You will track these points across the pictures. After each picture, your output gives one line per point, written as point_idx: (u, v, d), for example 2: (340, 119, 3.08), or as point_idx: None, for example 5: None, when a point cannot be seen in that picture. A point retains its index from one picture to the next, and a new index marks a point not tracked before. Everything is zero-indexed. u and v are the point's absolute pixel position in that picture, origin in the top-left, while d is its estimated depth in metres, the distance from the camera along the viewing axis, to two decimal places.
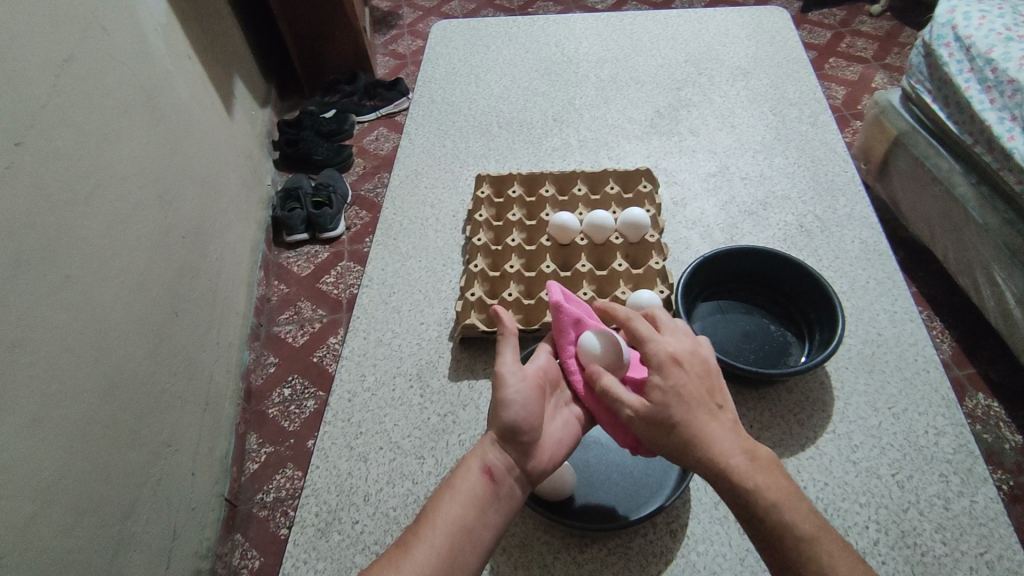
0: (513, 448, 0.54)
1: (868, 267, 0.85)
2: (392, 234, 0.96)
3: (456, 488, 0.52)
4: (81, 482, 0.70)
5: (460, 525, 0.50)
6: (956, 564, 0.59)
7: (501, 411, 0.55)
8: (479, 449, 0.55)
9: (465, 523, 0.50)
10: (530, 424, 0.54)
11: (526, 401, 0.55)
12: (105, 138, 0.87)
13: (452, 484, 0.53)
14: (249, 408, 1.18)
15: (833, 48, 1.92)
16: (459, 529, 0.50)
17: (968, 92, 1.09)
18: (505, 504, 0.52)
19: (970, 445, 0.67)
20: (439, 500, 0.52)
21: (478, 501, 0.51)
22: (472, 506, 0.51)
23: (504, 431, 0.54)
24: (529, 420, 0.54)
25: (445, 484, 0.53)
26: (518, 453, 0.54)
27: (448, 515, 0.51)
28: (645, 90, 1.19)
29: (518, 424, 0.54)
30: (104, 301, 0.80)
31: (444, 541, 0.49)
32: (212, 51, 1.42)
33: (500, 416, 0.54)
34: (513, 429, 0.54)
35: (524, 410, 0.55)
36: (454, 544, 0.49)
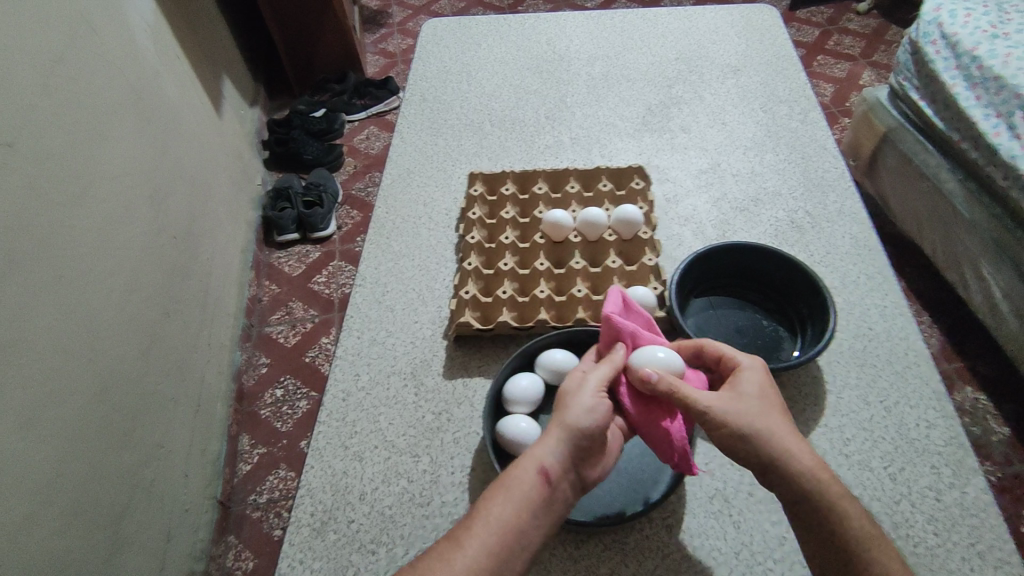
0: (576, 454, 0.51)
1: (859, 262, 0.85)
2: (384, 232, 0.96)
3: (510, 487, 0.48)
4: (74, 484, 0.70)
5: (510, 531, 0.46)
6: (949, 555, 0.60)
7: (574, 414, 0.51)
8: (538, 447, 0.50)
9: (515, 526, 0.47)
10: (598, 432, 0.51)
11: (598, 408, 0.52)
12: (93, 137, 0.86)
13: (506, 480, 0.49)
14: (242, 409, 1.17)
15: (822, 46, 1.93)
16: (508, 532, 0.46)
17: (955, 89, 1.10)
18: (556, 512, 0.49)
19: (960, 437, 0.68)
20: (489, 498, 0.48)
21: (532, 505, 0.48)
22: (526, 508, 0.47)
23: (571, 433, 0.51)
24: (598, 428, 0.51)
25: (498, 481, 0.49)
26: (576, 459, 0.51)
27: (498, 517, 0.47)
28: (636, 87, 1.20)
29: (588, 429, 0.51)
30: (95, 302, 0.79)
31: (491, 542, 0.46)
32: (201, 50, 1.40)
33: (571, 417, 0.51)
34: (583, 433, 0.50)
35: (593, 415, 0.51)
36: (504, 546, 0.46)
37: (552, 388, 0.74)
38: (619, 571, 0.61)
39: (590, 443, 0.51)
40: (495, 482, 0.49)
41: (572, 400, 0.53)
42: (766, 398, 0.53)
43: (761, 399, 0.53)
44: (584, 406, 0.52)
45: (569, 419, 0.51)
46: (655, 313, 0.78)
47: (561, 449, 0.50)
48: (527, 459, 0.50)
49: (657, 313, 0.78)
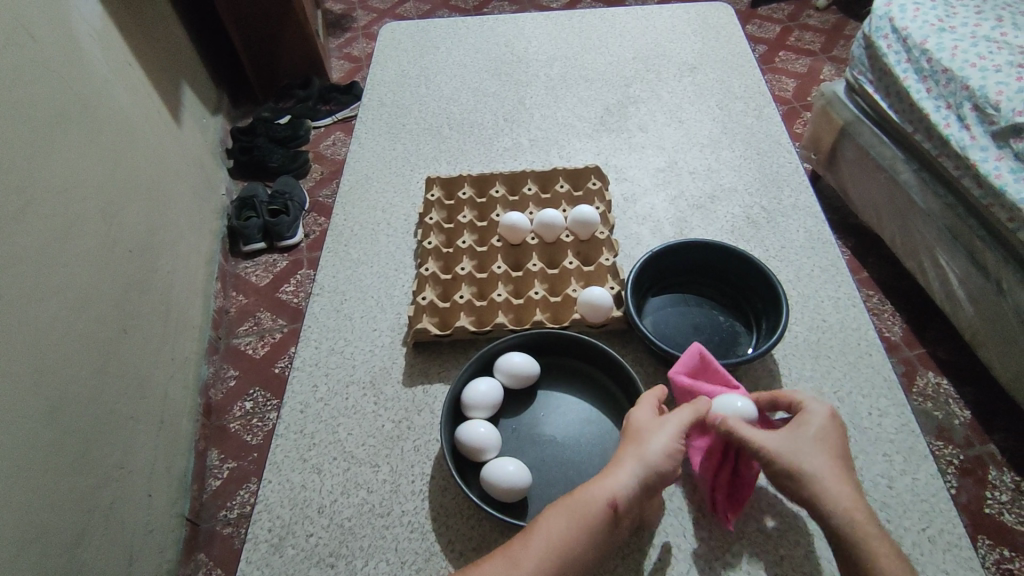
0: (645, 490, 0.55)
1: (813, 255, 0.87)
2: (342, 240, 0.95)
3: (581, 510, 0.53)
4: (24, 511, 0.68)
5: (570, 551, 0.52)
6: (901, 541, 0.61)
7: (650, 451, 0.56)
8: (612, 477, 0.55)
9: (573, 545, 0.52)
10: (666, 472, 0.55)
11: (671, 451, 0.56)
12: (36, 152, 0.84)
13: (577, 500, 0.54)
14: (209, 424, 1.15)
15: (782, 42, 1.96)
16: (567, 551, 0.52)
17: (906, 82, 1.12)
18: (611, 539, 0.54)
19: (911, 425, 0.69)
20: (560, 517, 0.54)
21: (597, 532, 0.53)
22: (586, 532, 0.53)
23: (643, 471, 0.55)
24: (666, 469, 0.56)
25: (570, 501, 0.54)
26: (645, 495, 0.55)
27: (561, 535, 0.52)
28: (595, 87, 1.20)
29: (658, 469, 0.55)
30: (43, 321, 0.77)
31: (552, 558, 0.52)
32: (156, 59, 1.38)
33: (648, 454, 0.56)
34: (654, 471, 0.55)
35: (669, 457, 0.56)
36: (561, 565, 0.52)
37: (512, 393, 0.74)
38: None
39: (658, 482, 0.56)
40: (567, 500, 0.55)
41: (650, 436, 0.57)
42: (827, 440, 0.56)
43: (818, 440, 0.55)
44: (660, 446, 0.56)
45: (646, 455, 0.56)
46: (612, 312, 0.78)
47: (633, 483, 0.55)
48: (601, 486, 0.54)
49: (614, 312, 0.78)
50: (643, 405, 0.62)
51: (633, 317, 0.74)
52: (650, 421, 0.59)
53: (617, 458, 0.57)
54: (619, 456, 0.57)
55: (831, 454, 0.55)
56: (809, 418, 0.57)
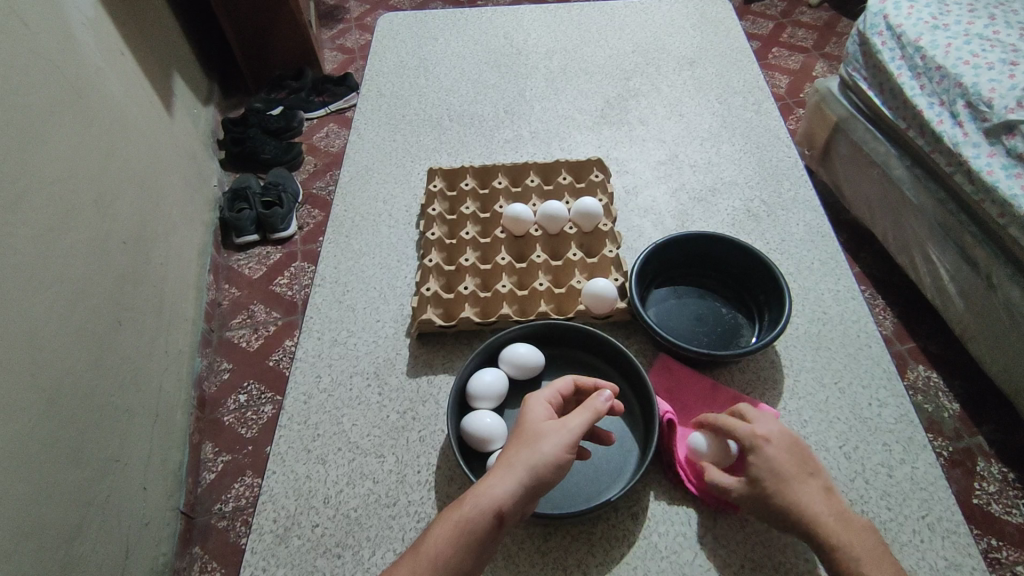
0: (528, 496, 0.53)
1: (812, 248, 0.88)
2: (344, 231, 0.94)
3: (460, 525, 0.51)
4: (19, 503, 0.67)
5: (449, 566, 0.50)
6: (901, 528, 0.62)
7: (532, 458, 0.53)
8: (493, 482, 0.52)
9: (454, 560, 0.50)
10: (549, 479, 0.53)
11: (557, 457, 0.53)
12: (29, 141, 0.82)
13: (458, 512, 0.51)
14: (203, 417, 1.14)
15: (776, 39, 1.97)
16: (448, 566, 0.50)
17: (900, 79, 1.14)
18: (491, 549, 0.51)
19: (910, 415, 0.70)
20: (442, 531, 0.51)
21: (475, 544, 0.50)
22: (465, 544, 0.50)
23: (525, 475, 0.52)
24: (550, 475, 0.53)
25: (451, 514, 0.52)
26: (528, 501, 0.53)
27: (441, 552, 0.50)
28: (594, 80, 1.20)
29: (540, 475, 0.53)
30: (37, 314, 0.76)
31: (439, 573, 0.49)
32: (147, 46, 1.35)
33: (532, 460, 0.53)
34: (538, 474, 0.53)
35: (553, 458, 0.53)
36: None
37: (516, 383, 0.74)
38: (587, 561, 0.62)
39: (542, 488, 0.53)
40: (452, 511, 0.52)
41: (538, 441, 0.54)
42: (780, 462, 0.58)
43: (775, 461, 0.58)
44: (544, 452, 0.53)
45: (530, 462, 0.53)
46: (617, 304, 0.79)
47: (515, 492, 0.52)
48: (482, 497, 0.52)
49: (619, 303, 0.79)
50: (533, 406, 0.59)
51: (639, 307, 0.74)
52: (535, 425, 0.56)
53: (499, 464, 0.54)
54: (502, 462, 0.54)
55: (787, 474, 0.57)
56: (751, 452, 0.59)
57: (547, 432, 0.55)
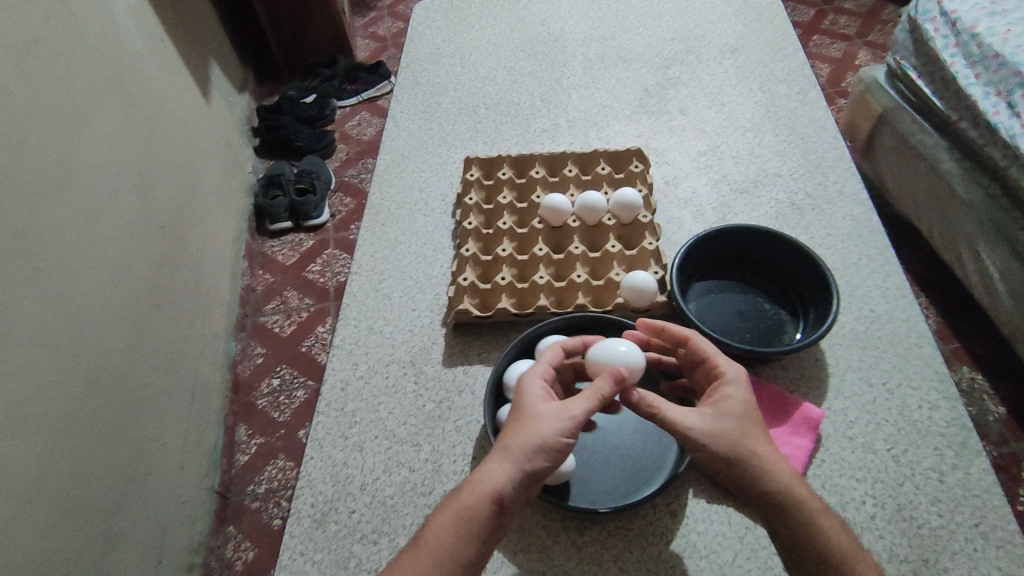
0: (527, 480, 0.51)
1: (860, 243, 0.85)
2: (379, 219, 0.94)
3: (461, 513, 0.49)
4: (64, 479, 0.69)
5: (451, 556, 0.48)
6: (952, 536, 0.60)
7: (529, 442, 0.51)
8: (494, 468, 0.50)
9: (455, 552, 0.48)
10: (548, 462, 0.51)
11: (557, 441, 0.51)
12: (74, 127, 0.84)
13: (457, 501, 0.49)
14: (238, 400, 1.15)
15: (818, 26, 1.91)
16: (449, 557, 0.48)
17: (954, 67, 1.09)
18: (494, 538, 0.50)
19: (963, 419, 0.67)
20: (442, 520, 0.49)
21: (478, 534, 0.48)
22: (467, 535, 0.48)
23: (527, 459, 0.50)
24: (548, 459, 0.51)
25: (451, 503, 0.50)
26: (528, 486, 0.51)
27: (443, 541, 0.48)
28: (632, 68, 1.18)
29: (538, 459, 0.51)
30: (80, 296, 0.77)
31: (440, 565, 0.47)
32: (186, 34, 1.37)
33: (529, 445, 0.51)
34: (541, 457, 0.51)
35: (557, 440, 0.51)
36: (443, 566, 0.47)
37: None
38: (623, 558, 0.61)
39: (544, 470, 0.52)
40: (451, 499, 0.50)
41: (535, 422, 0.52)
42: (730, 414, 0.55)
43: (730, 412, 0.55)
44: (542, 436, 0.51)
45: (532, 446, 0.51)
46: (656, 298, 0.77)
47: (515, 477, 0.50)
48: (483, 483, 0.50)
49: (658, 297, 0.78)
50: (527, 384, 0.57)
51: (679, 301, 0.73)
52: (532, 404, 0.54)
53: (495, 450, 0.52)
54: (499, 447, 0.52)
55: (752, 423, 0.54)
56: (726, 384, 0.56)
57: (544, 413, 0.53)
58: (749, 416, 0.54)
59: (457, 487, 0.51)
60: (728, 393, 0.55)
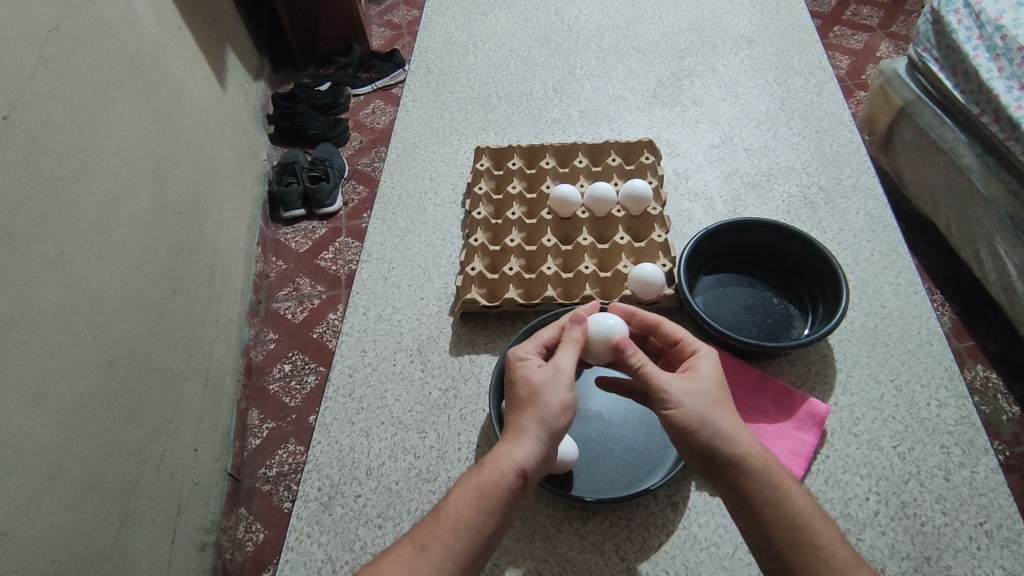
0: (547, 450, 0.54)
1: (872, 239, 0.84)
2: (390, 208, 0.95)
3: (483, 487, 0.51)
4: (82, 458, 0.71)
5: (473, 528, 0.49)
6: (956, 534, 0.60)
7: (545, 413, 0.54)
8: (512, 443, 0.53)
9: (483, 522, 0.50)
10: (561, 428, 0.54)
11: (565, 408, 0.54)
12: (93, 113, 0.85)
13: (480, 475, 0.51)
14: (250, 384, 1.17)
15: (838, 17, 1.87)
16: (475, 527, 0.50)
17: (976, 60, 1.06)
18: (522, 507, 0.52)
19: (972, 417, 0.67)
20: (464, 493, 0.51)
21: (497, 508, 0.50)
22: (493, 506, 0.50)
23: (542, 432, 0.53)
24: (562, 421, 0.54)
25: (473, 478, 0.51)
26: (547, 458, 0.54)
27: (465, 516, 0.50)
28: (646, 59, 1.17)
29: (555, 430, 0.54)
30: (99, 280, 0.79)
31: (467, 533, 0.49)
32: (203, 21, 1.38)
33: (544, 414, 0.53)
34: (553, 427, 0.54)
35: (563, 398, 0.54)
36: (463, 540, 0.49)
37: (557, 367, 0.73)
38: (625, 547, 0.61)
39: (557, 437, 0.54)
40: (472, 474, 0.52)
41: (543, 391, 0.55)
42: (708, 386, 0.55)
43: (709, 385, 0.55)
44: (552, 404, 0.54)
45: (543, 418, 0.53)
46: (664, 291, 0.77)
47: (535, 451, 0.53)
48: (504, 459, 0.52)
49: (666, 290, 0.77)
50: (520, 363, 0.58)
51: (686, 294, 0.72)
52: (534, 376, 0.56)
53: (512, 426, 0.54)
54: (514, 424, 0.54)
55: (724, 394, 0.55)
56: (700, 357, 0.58)
57: (548, 384, 0.55)
58: (720, 387, 0.55)
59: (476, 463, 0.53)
60: (702, 363, 0.57)
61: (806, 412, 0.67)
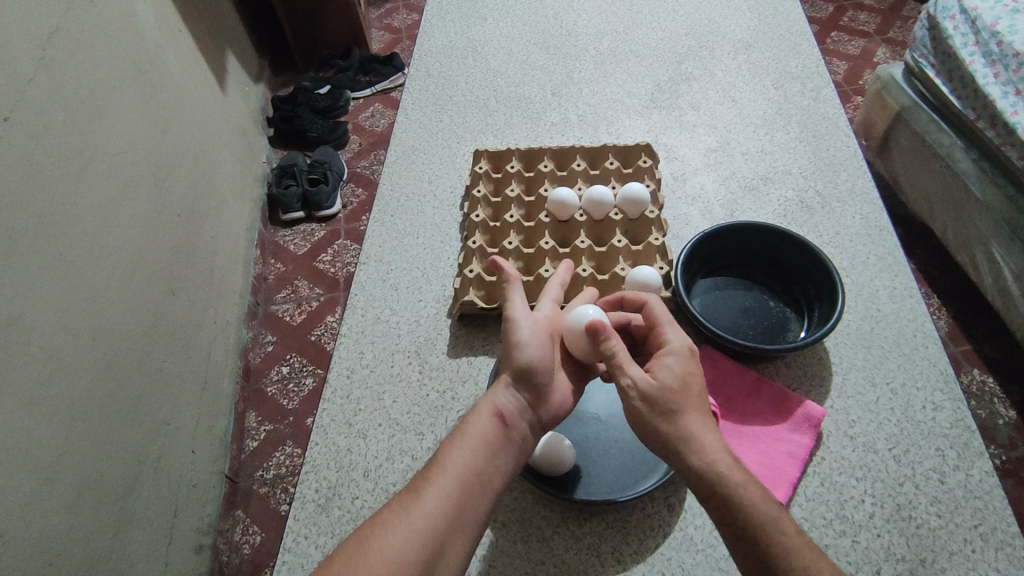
0: (528, 396, 0.58)
1: (868, 243, 0.84)
2: (388, 211, 0.95)
3: (467, 435, 0.55)
4: (79, 459, 0.71)
5: (466, 469, 0.53)
6: (951, 536, 0.60)
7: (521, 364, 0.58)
8: (492, 396, 0.58)
9: (475, 466, 0.53)
10: (542, 378, 0.59)
11: (540, 358, 0.59)
12: (93, 116, 0.85)
13: (463, 429, 0.56)
14: (248, 386, 1.17)
15: (835, 23, 1.89)
16: (466, 467, 0.53)
17: (972, 66, 1.07)
18: (514, 452, 0.56)
19: (967, 420, 0.67)
20: (451, 445, 0.54)
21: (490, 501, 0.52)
22: (483, 451, 0.54)
23: (518, 381, 0.58)
24: (542, 375, 0.59)
25: (455, 434, 0.55)
26: (530, 405, 0.58)
27: (455, 460, 0.53)
28: (644, 63, 1.17)
29: (537, 381, 0.58)
30: (98, 282, 0.79)
31: (462, 475, 0.52)
32: (203, 24, 1.38)
33: (523, 366, 0.58)
34: (529, 377, 0.58)
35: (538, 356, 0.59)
36: (464, 484, 0.52)
37: None
38: (621, 549, 0.62)
39: (537, 385, 0.58)
40: (454, 434, 0.56)
41: (519, 349, 0.59)
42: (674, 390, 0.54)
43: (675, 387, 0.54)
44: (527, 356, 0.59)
45: (519, 369, 0.58)
46: (661, 293, 0.78)
47: (513, 396, 0.58)
48: (481, 408, 0.57)
49: (663, 292, 0.78)
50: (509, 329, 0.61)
51: (683, 296, 0.73)
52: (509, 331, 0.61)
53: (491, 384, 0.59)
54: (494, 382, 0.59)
55: (688, 397, 0.53)
56: (670, 355, 0.56)
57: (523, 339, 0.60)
58: (686, 391, 0.54)
59: (459, 425, 0.56)
60: (670, 362, 0.55)
61: (801, 413, 0.68)
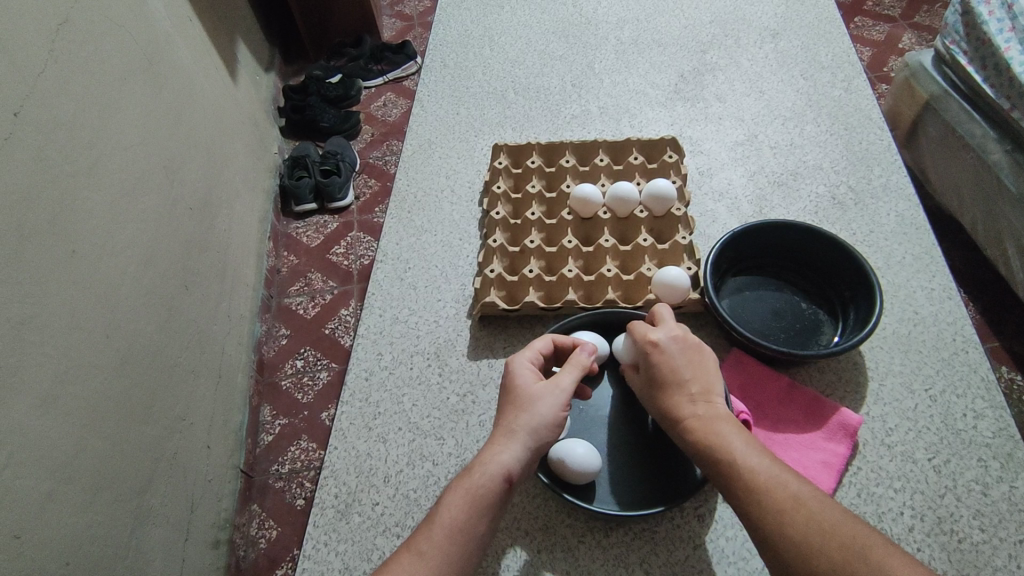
0: (533, 457, 0.54)
1: (904, 242, 0.81)
2: (406, 206, 0.93)
3: (472, 491, 0.50)
4: (96, 458, 0.70)
5: (465, 533, 0.49)
6: (995, 551, 0.57)
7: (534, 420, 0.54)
8: (502, 451, 0.52)
9: (474, 533, 0.49)
10: (547, 441, 0.54)
11: (554, 417, 0.55)
12: (104, 108, 0.83)
13: (470, 482, 0.51)
14: (262, 380, 1.16)
15: (859, 7, 1.83)
16: (465, 529, 0.49)
17: (1008, 54, 1.02)
18: None
19: (1010, 429, 0.65)
20: (456, 500, 0.50)
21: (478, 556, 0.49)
22: (484, 514, 0.49)
23: (531, 441, 0.53)
24: (549, 435, 0.54)
25: (462, 483, 0.51)
26: (531, 465, 0.54)
27: (454, 520, 0.49)
28: (667, 53, 1.14)
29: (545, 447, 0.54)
30: (112, 278, 0.78)
31: (459, 543, 0.48)
32: (213, 13, 1.36)
33: (536, 428, 0.54)
34: (539, 438, 0.54)
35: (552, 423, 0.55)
36: (460, 549, 0.48)
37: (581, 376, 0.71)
38: (649, 561, 0.60)
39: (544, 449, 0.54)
40: (459, 483, 0.51)
41: (536, 407, 0.55)
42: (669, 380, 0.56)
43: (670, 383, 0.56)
44: (544, 413, 0.55)
45: (531, 426, 0.54)
46: (689, 296, 0.75)
47: (522, 455, 0.52)
48: (491, 464, 0.51)
49: (690, 294, 0.75)
50: (525, 377, 0.58)
51: (712, 298, 0.70)
52: (541, 393, 0.56)
53: (503, 429, 0.54)
54: (505, 427, 0.54)
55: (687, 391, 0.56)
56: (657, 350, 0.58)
57: (543, 395, 0.56)
58: (685, 386, 0.56)
59: (462, 475, 0.52)
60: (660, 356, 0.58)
61: (836, 421, 0.65)
